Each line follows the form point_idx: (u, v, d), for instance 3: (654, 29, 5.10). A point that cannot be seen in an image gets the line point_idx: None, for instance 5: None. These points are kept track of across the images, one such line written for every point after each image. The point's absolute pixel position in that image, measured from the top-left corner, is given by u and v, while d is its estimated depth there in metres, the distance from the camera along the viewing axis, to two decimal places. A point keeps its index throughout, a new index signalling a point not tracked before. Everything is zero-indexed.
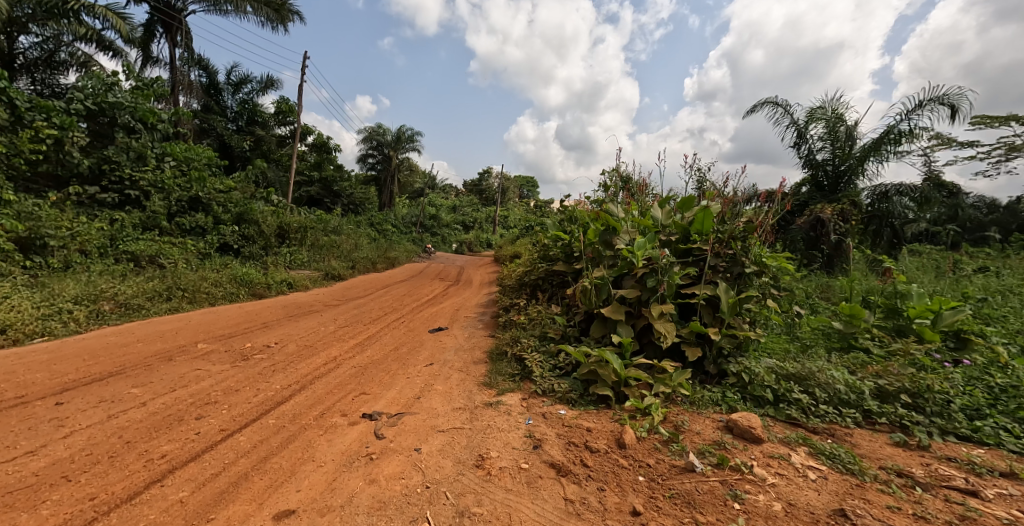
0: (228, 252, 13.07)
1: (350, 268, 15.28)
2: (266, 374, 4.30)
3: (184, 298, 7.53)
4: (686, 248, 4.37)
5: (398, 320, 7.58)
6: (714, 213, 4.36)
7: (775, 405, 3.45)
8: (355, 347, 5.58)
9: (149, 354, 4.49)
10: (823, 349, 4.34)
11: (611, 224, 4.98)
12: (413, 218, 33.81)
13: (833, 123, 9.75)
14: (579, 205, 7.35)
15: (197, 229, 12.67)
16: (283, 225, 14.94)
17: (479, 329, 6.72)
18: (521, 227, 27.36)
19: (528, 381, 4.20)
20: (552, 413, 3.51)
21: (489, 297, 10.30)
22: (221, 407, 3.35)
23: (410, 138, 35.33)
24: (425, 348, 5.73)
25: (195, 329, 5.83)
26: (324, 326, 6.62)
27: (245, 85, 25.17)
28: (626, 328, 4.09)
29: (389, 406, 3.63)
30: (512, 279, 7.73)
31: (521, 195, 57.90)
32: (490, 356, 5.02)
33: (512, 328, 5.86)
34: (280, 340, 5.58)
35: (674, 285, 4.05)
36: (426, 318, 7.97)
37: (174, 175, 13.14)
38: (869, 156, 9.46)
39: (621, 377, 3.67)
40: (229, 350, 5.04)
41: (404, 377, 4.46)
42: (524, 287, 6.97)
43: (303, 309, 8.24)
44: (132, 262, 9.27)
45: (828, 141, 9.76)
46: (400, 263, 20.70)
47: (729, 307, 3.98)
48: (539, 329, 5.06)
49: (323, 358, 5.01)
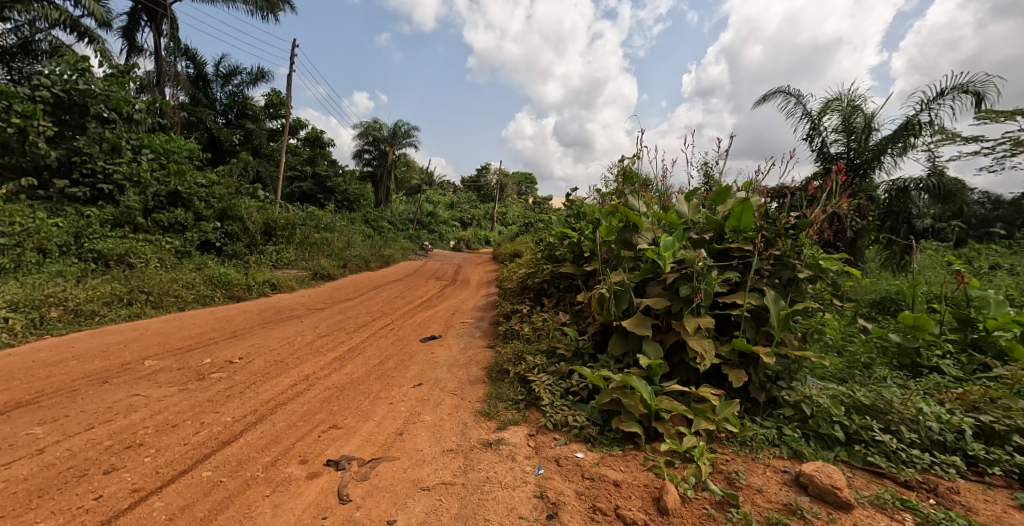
0: (210, 250, 12.35)
1: (341, 268, 14.59)
2: (219, 401, 3.57)
3: (148, 302, 6.80)
4: (724, 249, 3.64)
5: (387, 327, 6.84)
6: (755, 207, 3.65)
7: (848, 446, 2.69)
8: (333, 362, 4.85)
9: (79, 376, 3.81)
10: (887, 369, 3.60)
11: (630, 221, 4.26)
12: (410, 215, 33.11)
13: (849, 114, 8.91)
14: (587, 200, 6.61)
15: (176, 226, 11.93)
16: (269, 221, 14.21)
17: (476, 339, 6.00)
18: (520, 224, 26.66)
19: (536, 410, 3.49)
20: (568, 458, 2.79)
21: (488, 300, 9.59)
22: (142, 455, 2.65)
23: (406, 133, 34.57)
24: (415, 362, 5.00)
25: (150, 339, 5.10)
26: (303, 335, 5.87)
27: (234, 76, 24.34)
28: (654, 346, 3.38)
29: (362, 447, 2.91)
30: (512, 282, 7.01)
31: (520, 193, 57.28)
32: (489, 375, 4.30)
33: (514, 339, 5.15)
34: (248, 354, 4.85)
35: (712, 294, 3.32)
36: (419, 324, 7.22)
37: (151, 168, 12.39)
38: (886, 149, 8.58)
39: (651, 410, 2.95)
40: (184, 367, 4.32)
41: (387, 404, 3.73)
42: (526, 290, 6.26)
43: (283, 314, 7.48)
44: (99, 261, 8.54)
45: (843, 134, 8.89)
46: (396, 261, 19.99)
47: (781, 321, 3.23)
48: (546, 343, 4.34)
49: (293, 377, 4.28)
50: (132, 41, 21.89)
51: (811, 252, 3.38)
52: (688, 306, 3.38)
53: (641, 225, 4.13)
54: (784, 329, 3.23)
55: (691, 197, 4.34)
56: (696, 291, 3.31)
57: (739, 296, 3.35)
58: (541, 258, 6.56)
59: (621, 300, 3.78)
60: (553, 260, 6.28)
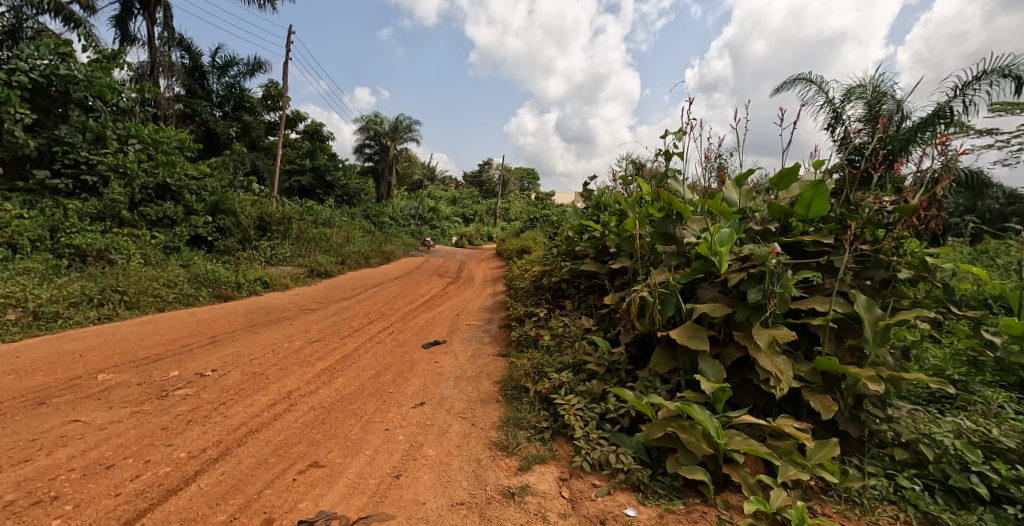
0: (200, 245, 11.77)
1: (339, 265, 13.98)
2: (180, 426, 2.90)
3: (122, 303, 6.14)
4: (796, 243, 2.97)
5: (385, 330, 6.18)
6: (831, 191, 2.98)
7: (994, 506, 2.03)
8: (322, 375, 4.18)
9: (12, 398, 3.17)
10: (998, 391, 2.92)
11: (674, 210, 3.59)
12: (412, 211, 32.54)
13: (875, 102, 8.11)
14: (610, 191, 5.93)
15: (165, 220, 11.32)
16: (263, 215, 13.59)
17: (485, 345, 5.35)
18: (523, 219, 26.08)
19: (566, 443, 2.85)
20: (616, 518, 2.16)
21: (494, 299, 8.97)
22: (50, 516, 2.05)
23: (408, 127, 33.91)
24: (416, 375, 4.34)
25: (113, 346, 4.43)
26: (290, 342, 5.20)
27: (231, 67, 23.61)
28: (714, 365, 2.72)
29: (346, 501, 2.27)
30: (523, 282, 6.37)
31: (523, 189, 56.68)
32: (505, 394, 3.65)
33: (530, 348, 4.52)
34: (224, 364, 4.16)
35: (788, 300, 2.65)
36: (419, 327, 6.57)
37: (138, 159, 11.75)
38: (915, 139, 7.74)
39: (720, 452, 2.29)
40: (145, 382, 3.64)
41: (381, 432, 3.07)
42: (541, 291, 5.61)
43: (272, 315, 6.80)
44: (76, 258, 7.90)
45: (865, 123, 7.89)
46: (397, 258, 19.40)
47: (880, 335, 2.55)
48: (572, 355, 3.69)
49: (273, 395, 3.60)
50: (124, 30, 21.20)
51: (912, 245, 2.69)
52: (758, 314, 2.71)
53: (687, 215, 3.46)
54: (884, 344, 2.55)
55: (744, 182, 3.68)
56: (769, 295, 2.64)
57: (822, 302, 2.67)
58: (557, 254, 5.91)
59: (667, 304, 3.11)
60: (572, 257, 5.63)
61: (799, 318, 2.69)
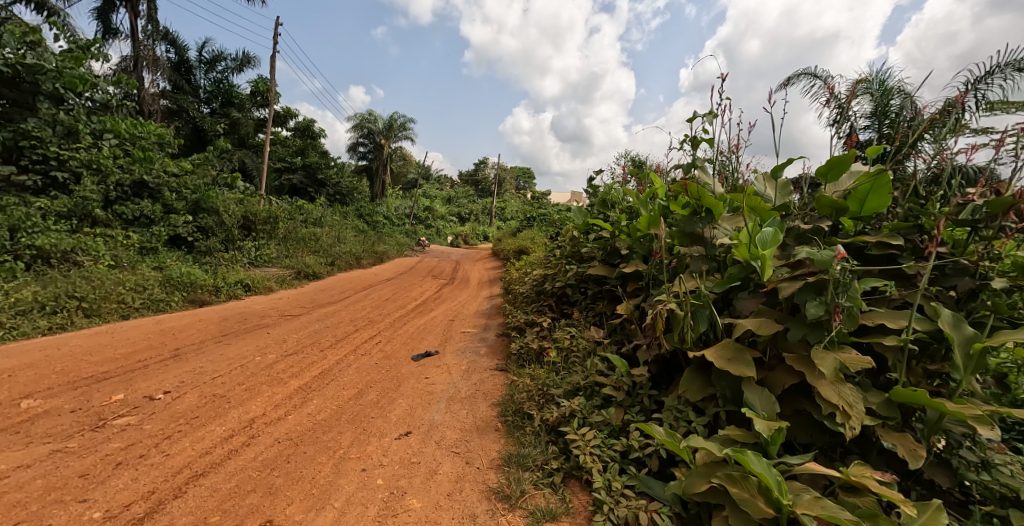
0: (180, 246, 11.23)
1: (329, 266, 13.45)
2: (105, 471, 2.38)
3: (79, 310, 5.59)
4: (857, 246, 2.47)
5: (372, 340, 5.64)
6: (894, 182, 2.49)
7: None
8: (295, 396, 3.63)
9: None
10: None
11: (702, 207, 3.07)
12: (406, 211, 31.99)
13: None
14: (620, 188, 5.44)
15: (141, 219, 10.79)
16: (248, 214, 13.02)
17: (482, 358, 4.84)
18: (519, 218, 25.61)
19: (581, 490, 2.37)
20: None
21: (491, 303, 8.48)
22: None
23: (402, 125, 33.38)
24: (402, 397, 3.81)
25: (55, 361, 3.87)
26: (263, 355, 4.63)
27: (218, 62, 22.97)
28: (764, 396, 2.22)
29: None
30: (523, 286, 5.87)
31: (519, 188, 56.23)
32: (505, 422, 3.15)
33: (533, 363, 4.03)
34: (180, 383, 3.57)
35: (857, 316, 2.13)
36: (409, 336, 6.03)
37: (114, 155, 11.20)
38: None
39: (784, 514, 1.79)
40: (80, 409, 3.07)
41: (355, 474, 2.54)
42: (543, 297, 5.12)
43: (249, 323, 6.23)
44: (38, 260, 7.32)
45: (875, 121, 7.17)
46: (390, 258, 18.88)
47: (976, 361, 2.02)
48: (583, 375, 3.19)
49: (231, 424, 3.03)
50: (106, 24, 20.59)
51: (1005, 247, 2.18)
52: (817, 334, 2.19)
53: (719, 212, 2.93)
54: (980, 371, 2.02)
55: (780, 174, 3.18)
56: (832, 312, 2.12)
57: (898, 318, 2.15)
58: (560, 257, 5.41)
59: (697, 318, 2.60)
60: (577, 260, 5.13)
61: (867, 338, 2.18)
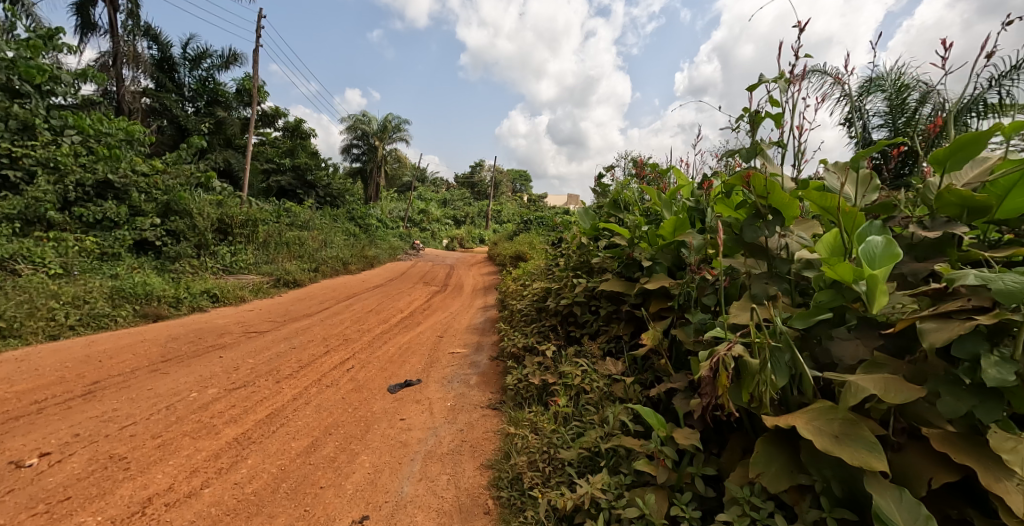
0: (146, 251, 10.61)
1: (312, 272, 12.69)
2: None
3: None
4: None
5: (345, 364, 4.82)
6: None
7: None
8: (225, 452, 2.77)
9: None
10: None
11: (766, 207, 2.18)
12: (400, 214, 31.26)
13: None
14: (634, 186, 4.66)
15: (104, 222, 10.31)
16: (224, 217, 12.20)
17: (472, 391, 4.03)
18: (517, 221, 24.80)
19: None
20: None
21: (485, 316, 7.69)
22: None
23: (396, 127, 32.70)
24: (367, 452, 2.96)
25: None
26: (203, 389, 3.75)
27: (203, 59, 22.06)
28: (908, 508, 1.39)
29: None
30: (521, 301, 5.07)
31: (516, 190, 55.65)
32: (498, 500, 2.40)
33: (535, 405, 3.25)
34: (69, 440, 2.70)
35: None
36: (388, 359, 5.21)
37: (75, 153, 10.83)
38: None
39: None
40: None
41: None
42: (545, 317, 4.34)
43: (203, 342, 5.41)
44: None
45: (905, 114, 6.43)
46: (381, 262, 18.10)
47: None
48: (602, 435, 2.39)
49: (116, 512, 2.17)
50: (85, 20, 19.91)
51: None
52: (990, 408, 1.39)
53: (791, 216, 2.11)
54: None
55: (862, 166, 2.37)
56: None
57: None
58: (565, 268, 4.63)
59: (776, 370, 1.75)
60: (586, 271, 4.34)
61: None
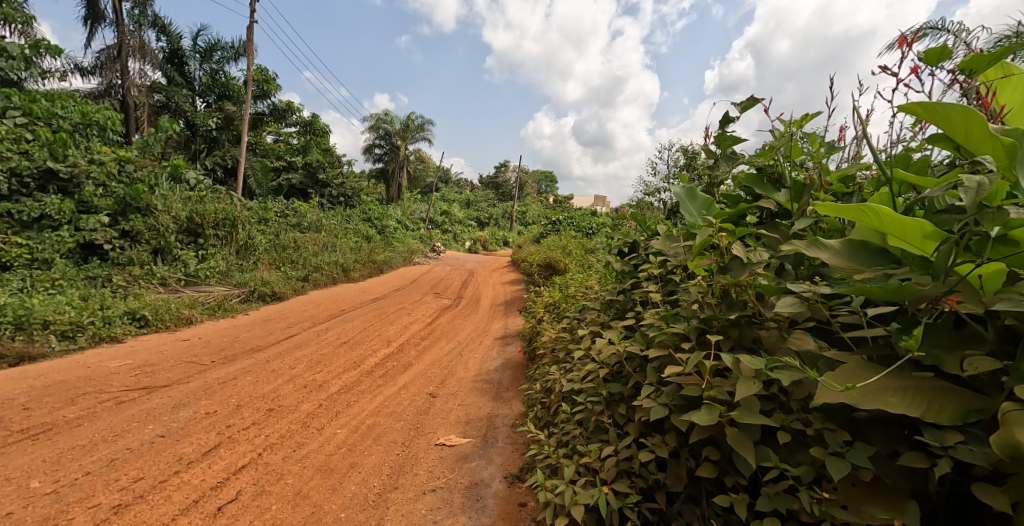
0: (95, 255, 8.67)
1: (303, 282, 10.58)
2: None
3: None
4: None
5: (225, 488, 2.51)
6: None
7: None
8: None
9: None
10: None
11: None
12: (421, 215, 29.28)
13: None
14: (817, 140, 2.17)
15: (44, 221, 8.48)
16: (193, 215, 10.14)
17: None
18: (544, 223, 22.30)
19: None
20: None
21: (504, 356, 5.32)
22: None
23: (420, 125, 30.60)
24: None
25: None
26: None
27: (215, 51, 19.87)
28: None
29: None
30: (568, 370, 2.63)
31: (542, 191, 53.35)
32: None
33: None
34: None
35: None
36: (320, 467, 2.81)
37: (17, 137, 9.06)
38: None
39: None
40: None
41: None
42: (629, 428, 1.93)
43: (20, 422, 3.16)
44: None
45: None
46: (394, 268, 15.97)
47: None
48: None
49: None
50: (89, 8, 18.31)
51: None
52: None
53: None
54: None
55: None
56: None
57: None
58: (665, 308, 2.22)
59: None
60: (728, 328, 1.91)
61: None
